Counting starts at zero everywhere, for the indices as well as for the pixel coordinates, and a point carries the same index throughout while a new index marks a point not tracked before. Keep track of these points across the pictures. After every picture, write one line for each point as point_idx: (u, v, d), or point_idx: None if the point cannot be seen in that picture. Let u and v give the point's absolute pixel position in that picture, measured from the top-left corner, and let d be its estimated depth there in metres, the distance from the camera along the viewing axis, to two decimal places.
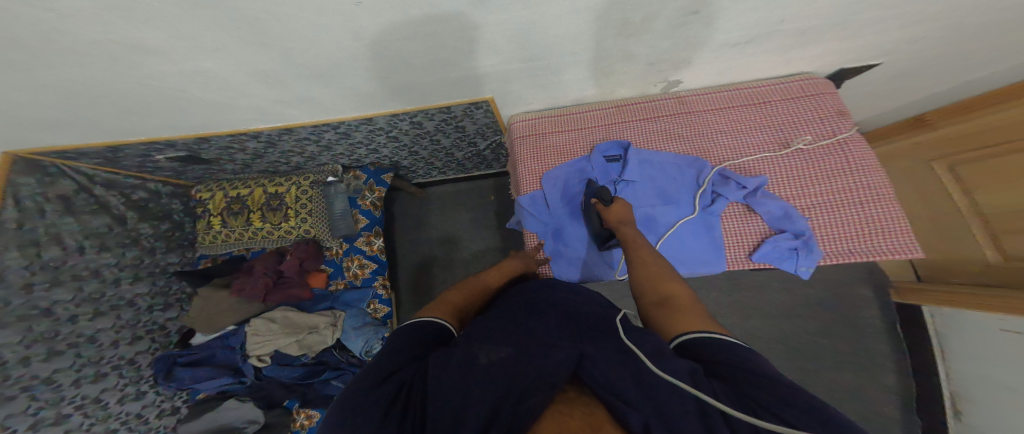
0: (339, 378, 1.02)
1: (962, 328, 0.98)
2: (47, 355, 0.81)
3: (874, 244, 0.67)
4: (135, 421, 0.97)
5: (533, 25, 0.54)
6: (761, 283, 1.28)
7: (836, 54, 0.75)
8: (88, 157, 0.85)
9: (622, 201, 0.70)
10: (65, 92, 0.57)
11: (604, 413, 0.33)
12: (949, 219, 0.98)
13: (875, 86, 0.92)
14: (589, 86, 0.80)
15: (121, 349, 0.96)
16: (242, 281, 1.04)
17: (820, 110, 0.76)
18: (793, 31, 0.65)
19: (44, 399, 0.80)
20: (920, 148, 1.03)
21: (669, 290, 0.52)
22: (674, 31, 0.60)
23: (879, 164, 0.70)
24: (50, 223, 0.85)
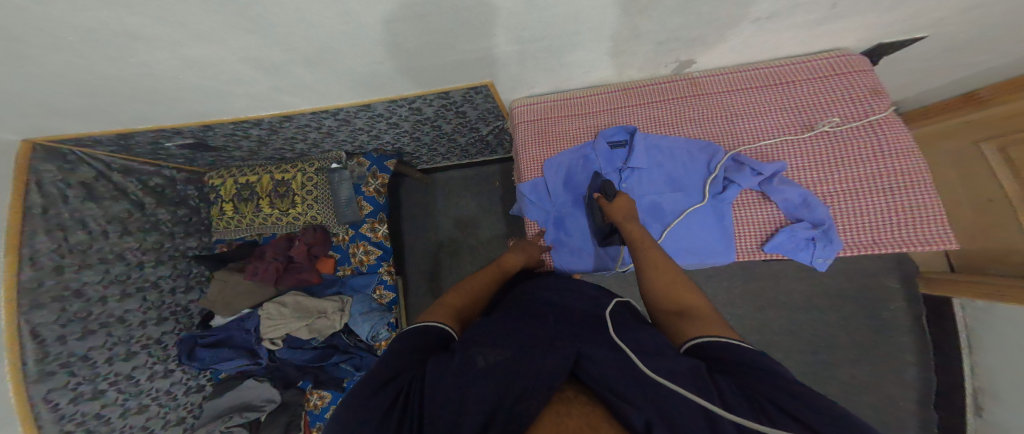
0: (347, 361, 1.11)
1: (1002, 326, 0.90)
2: (82, 333, 0.93)
3: (902, 234, 0.61)
4: (165, 397, 1.07)
5: (537, 2, 0.48)
6: (777, 273, 1.22)
7: (878, 26, 0.63)
8: (104, 145, 0.92)
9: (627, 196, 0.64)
10: (68, 83, 0.60)
11: (605, 414, 0.29)
12: (995, 204, 0.87)
13: (927, 59, 0.78)
14: (592, 68, 0.73)
15: (148, 330, 1.06)
16: (255, 265, 1.12)
17: (852, 88, 0.67)
18: (822, 4, 0.55)
19: (80, 375, 0.92)
20: (970, 126, 0.91)
21: (686, 300, 0.47)
22: (688, 4, 0.52)
23: (915, 147, 0.62)
24: (72, 209, 0.94)
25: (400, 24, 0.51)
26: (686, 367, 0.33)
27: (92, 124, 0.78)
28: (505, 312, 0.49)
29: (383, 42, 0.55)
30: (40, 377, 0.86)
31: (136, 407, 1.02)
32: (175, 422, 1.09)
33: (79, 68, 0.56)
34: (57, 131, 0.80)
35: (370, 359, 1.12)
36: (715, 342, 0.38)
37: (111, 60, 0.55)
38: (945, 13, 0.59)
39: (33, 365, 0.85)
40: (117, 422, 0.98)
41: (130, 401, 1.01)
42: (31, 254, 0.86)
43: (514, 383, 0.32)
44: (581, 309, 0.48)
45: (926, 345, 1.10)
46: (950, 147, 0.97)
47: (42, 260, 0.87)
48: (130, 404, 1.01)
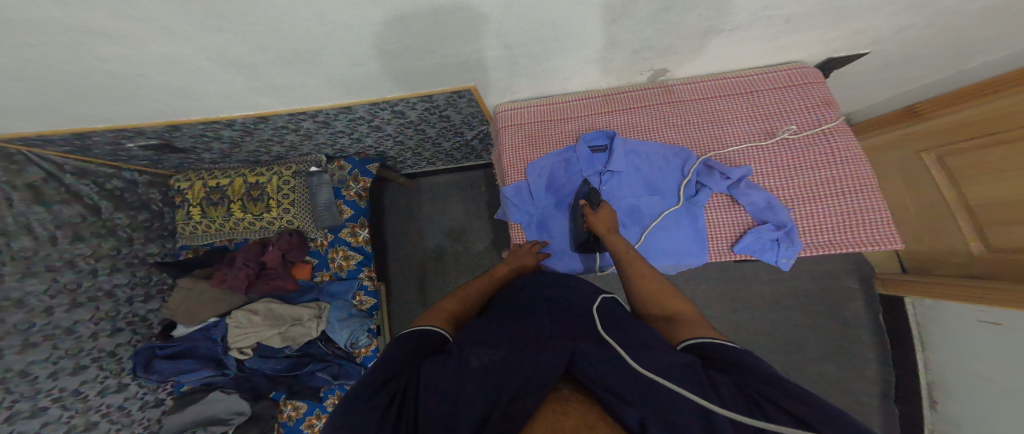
0: (324, 370, 1.06)
1: (947, 321, 0.98)
2: (23, 347, 0.85)
3: (854, 235, 0.66)
4: (117, 413, 0.99)
5: (521, 11, 0.50)
6: (749, 275, 1.29)
7: (827, 42, 0.69)
8: (56, 145, 0.86)
9: (609, 207, 0.68)
10: (21, 81, 0.56)
11: (598, 410, 0.31)
12: (937, 209, 0.96)
13: (872, 75, 0.86)
14: (570, 76, 0.75)
15: (100, 341, 0.99)
16: (223, 272, 1.07)
17: (808, 99, 0.72)
18: (781, 18, 0.59)
19: (18, 391, 0.83)
20: (909, 139, 0.99)
21: (673, 306, 0.50)
22: (658, 17, 0.55)
23: (863, 155, 0.67)
24: (17, 212, 0.87)
25: (381, 27, 0.51)
26: (664, 367, 0.34)
27: (40, 122, 0.73)
28: (490, 316, 0.49)
29: (364, 44, 0.55)
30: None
31: (82, 425, 0.93)
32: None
33: (30, 63, 0.52)
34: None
35: (348, 367, 1.08)
36: (705, 342, 0.40)
37: (69, 58, 0.52)
38: (888, 30, 0.64)
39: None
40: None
41: (76, 419, 0.92)
42: None
43: (512, 380, 0.33)
44: (567, 307, 0.49)
45: (882, 340, 1.19)
46: (892, 156, 1.06)
47: None
48: (75, 422, 0.92)
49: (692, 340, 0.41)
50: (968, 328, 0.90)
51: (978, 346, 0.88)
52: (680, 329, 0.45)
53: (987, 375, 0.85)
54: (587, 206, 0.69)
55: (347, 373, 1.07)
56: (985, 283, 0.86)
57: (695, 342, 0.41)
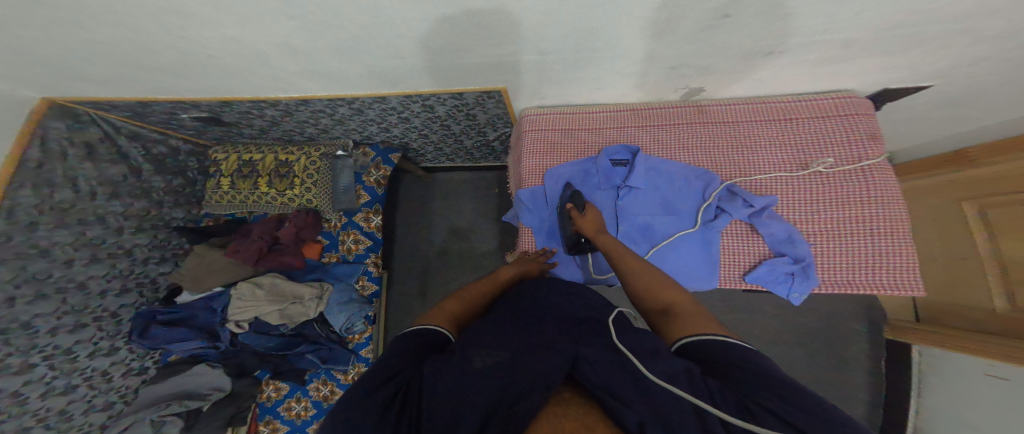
0: (313, 352, 1.07)
1: (950, 371, 0.98)
2: (34, 297, 0.87)
3: (875, 278, 0.67)
4: (99, 378, 0.99)
5: (571, 17, 0.51)
6: (752, 306, 1.28)
7: (885, 71, 0.67)
8: (118, 109, 0.93)
9: (595, 210, 0.70)
10: (105, 49, 0.63)
11: (599, 413, 0.31)
12: (966, 261, 0.94)
13: (923, 111, 0.85)
14: (605, 86, 0.76)
15: (105, 300, 1.01)
16: (238, 243, 1.09)
17: (851, 132, 0.70)
18: (837, 45, 0.58)
19: (13, 345, 0.84)
20: (953, 185, 0.97)
21: (667, 296, 0.49)
22: (701, 33, 0.55)
23: (898, 197, 0.67)
24: (68, 166, 0.93)
25: (427, 25, 0.53)
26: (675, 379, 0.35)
27: (95, 79, 0.76)
28: (493, 317, 0.50)
29: (411, 40, 0.57)
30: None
31: (63, 387, 0.92)
32: (101, 407, 1.01)
33: (98, 23, 0.55)
34: (68, 88, 0.80)
35: (338, 351, 1.09)
36: (697, 340, 0.39)
37: (150, 32, 0.57)
38: (937, 66, 0.64)
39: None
40: (34, 403, 0.87)
41: (58, 380, 0.91)
42: (9, 206, 0.83)
43: (513, 385, 0.34)
44: (575, 315, 0.49)
45: (880, 385, 1.17)
46: (934, 199, 1.04)
47: (19, 213, 0.84)
48: (57, 382, 0.91)
49: (687, 339, 0.40)
50: (969, 381, 0.90)
51: (974, 397, 0.87)
52: (681, 321, 0.44)
53: (973, 425, 0.85)
54: (573, 210, 0.70)
55: (337, 358, 1.08)
56: (978, 335, 0.89)
57: (686, 341, 0.40)
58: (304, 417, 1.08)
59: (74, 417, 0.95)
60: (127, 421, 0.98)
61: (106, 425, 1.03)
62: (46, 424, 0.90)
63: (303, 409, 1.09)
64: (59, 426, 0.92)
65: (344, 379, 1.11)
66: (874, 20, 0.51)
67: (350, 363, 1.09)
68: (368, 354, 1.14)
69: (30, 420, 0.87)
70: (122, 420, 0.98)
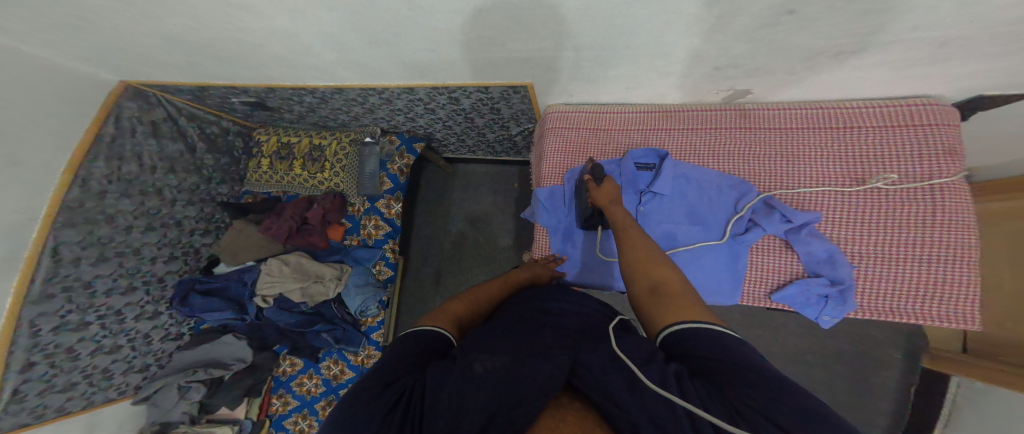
0: (329, 332, 1.12)
1: (982, 407, 0.92)
2: (97, 259, 0.96)
3: (924, 307, 0.63)
4: (140, 340, 1.08)
5: (612, 12, 0.49)
6: (776, 323, 1.22)
7: (976, 77, 0.56)
8: (181, 93, 1.02)
9: (613, 182, 0.67)
10: (175, 38, 0.69)
11: (595, 416, 0.32)
12: None
13: (1005, 126, 0.71)
14: (638, 86, 0.73)
15: (156, 266, 1.09)
16: (271, 221, 1.15)
17: (924, 146, 0.62)
18: (901, 61, 0.54)
19: (75, 303, 0.92)
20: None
21: (659, 274, 0.47)
22: (761, 32, 0.50)
23: (971, 222, 0.60)
24: (136, 142, 1.02)
25: (465, 17, 0.53)
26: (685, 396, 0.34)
27: (158, 62, 0.83)
28: (506, 322, 0.50)
29: (448, 31, 0.57)
30: (39, 298, 0.86)
31: (109, 347, 1.01)
32: (139, 369, 1.09)
33: (167, 10, 0.59)
34: (141, 72, 0.89)
35: (351, 333, 1.14)
36: (687, 328, 0.36)
37: (214, 23, 0.62)
38: (1021, 91, 0.58)
39: (39, 285, 0.85)
40: (84, 359, 0.96)
41: (106, 340, 1.00)
42: (85, 176, 0.92)
43: (513, 389, 0.34)
44: (586, 322, 0.49)
45: (907, 416, 1.10)
46: (1010, 227, 0.88)
47: (92, 182, 0.93)
48: (105, 342, 1.00)
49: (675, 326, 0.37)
50: (1002, 417, 0.84)
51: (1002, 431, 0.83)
52: (670, 304, 0.41)
53: None
54: (590, 181, 0.69)
55: (349, 339, 1.13)
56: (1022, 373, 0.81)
57: (676, 327, 0.37)
58: (314, 393, 1.14)
59: (115, 376, 1.04)
60: (160, 384, 1.08)
61: (141, 385, 1.11)
62: (91, 381, 0.99)
63: (313, 386, 1.14)
64: (101, 384, 1.01)
65: (354, 361, 1.15)
66: (944, 39, 0.47)
67: (361, 345, 1.14)
68: (379, 338, 1.18)
69: (79, 375, 0.96)
70: (157, 382, 1.08)
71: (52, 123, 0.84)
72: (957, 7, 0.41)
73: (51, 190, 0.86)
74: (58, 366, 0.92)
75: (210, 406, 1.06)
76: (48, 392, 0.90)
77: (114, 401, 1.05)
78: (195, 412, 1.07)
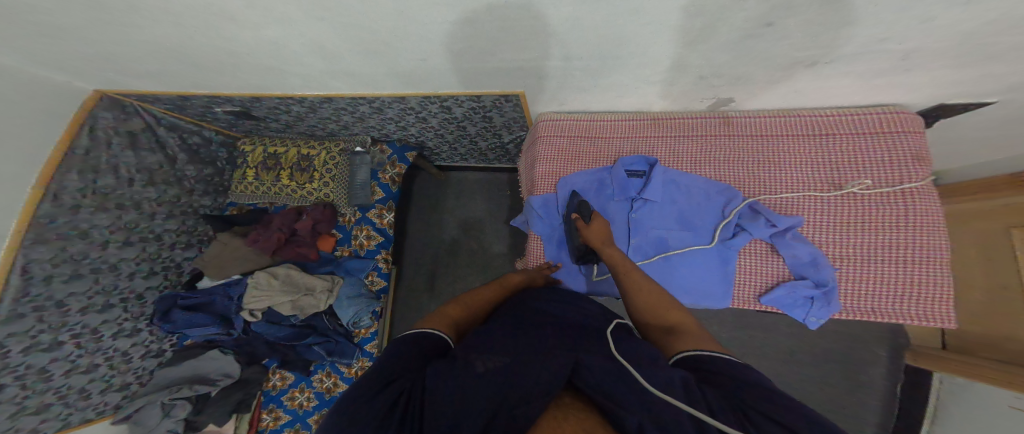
0: (321, 345, 1.09)
1: (965, 401, 0.96)
2: (70, 277, 0.92)
3: (903, 307, 0.65)
4: (119, 358, 1.03)
5: (598, 23, 0.50)
6: (767, 324, 1.24)
7: (938, 86, 0.59)
8: (161, 102, 1.00)
9: (601, 219, 0.69)
10: (156, 48, 0.68)
11: (599, 417, 0.31)
12: (1006, 294, 0.84)
13: (971, 131, 0.75)
14: (626, 94, 0.74)
15: (135, 282, 1.05)
16: (258, 233, 1.13)
17: (895, 152, 0.65)
18: (868, 71, 0.57)
19: (47, 322, 0.88)
20: (1002, 212, 0.84)
21: (673, 317, 0.47)
22: (741, 43, 0.52)
23: (942, 225, 0.63)
24: (111, 154, 0.99)
25: (453, 26, 0.53)
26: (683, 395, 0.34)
27: (139, 72, 0.81)
28: (505, 322, 0.50)
29: (437, 41, 0.58)
30: (7, 319, 0.81)
31: (85, 366, 0.96)
32: (118, 387, 1.04)
33: (149, 20, 0.59)
34: (119, 82, 0.87)
35: (344, 345, 1.11)
36: (698, 354, 0.38)
37: (198, 34, 0.62)
38: (981, 100, 0.61)
39: (6, 305, 0.81)
40: (59, 379, 0.91)
41: (82, 359, 0.96)
42: (57, 190, 0.89)
43: (514, 390, 0.34)
44: (581, 325, 0.49)
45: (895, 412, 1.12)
46: (978, 227, 0.92)
47: (64, 196, 0.90)
48: (81, 361, 0.95)
49: (684, 352, 0.39)
50: (983, 411, 0.87)
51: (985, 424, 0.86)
52: (680, 340, 0.42)
53: None
54: (579, 220, 0.70)
55: (342, 352, 1.10)
56: (998, 366, 0.84)
57: (687, 353, 0.39)
58: (306, 407, 1.11)
59: (93, 396, 0.99)
60: (141, 402, 1.02)
61: (121, 404, 1.06)
62: (66, 402, 0.93)
63: (306, 399, 1.11)
64: (77, 404, 0.96)
65: (347, 373, 1.13)
66: (906, 49, 0.49)
67: (355, 357, 1.12)
68: (373, 349, 1.15)
69: (52, 397, 0.91)
70: (138, 400, 1.03)
71: (25, 135, 0.81)
72: (914, 20, 0.43)
73: (22, 204, 0.83)
74: (29, 388, 0.87)
75: (196, 422, 1.02)
76: (20, 415, 0.85)
77: (92, 422, 1.00)
78: (180, 428, 1.03)
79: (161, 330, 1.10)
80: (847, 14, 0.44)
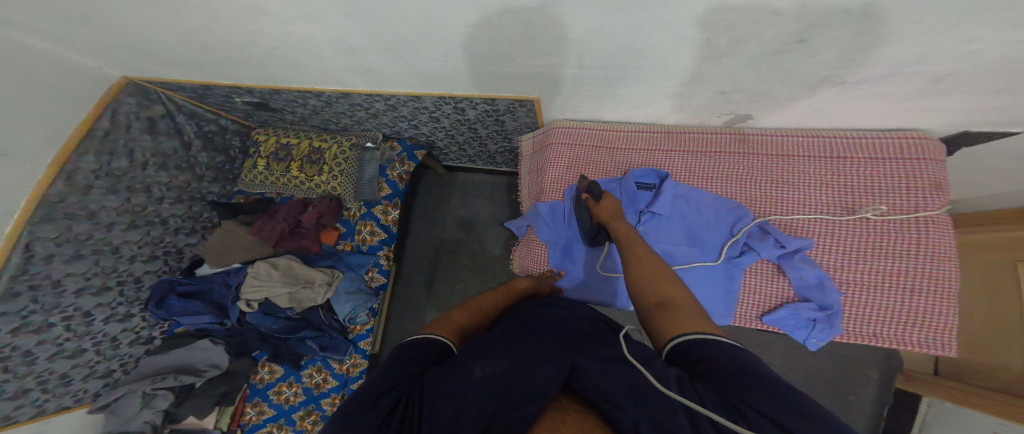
0: (314, 339, 1.08)
1: (951, 425, 0.93)
2: (71, 257, 0.91)
3: (906, 334, 0.65)
4: (106, 345, 1.02)
5: (627, 36, 0.51)
6: (763, 342, 1.24)
7: (962, 113, 0.58)
8: (183, 90, 1.01)
9: (612, 197, 0.68)
10: (182, 36, 0.68)
11: (596, 419, 0.31)
12: (1009, 326, 0.83)
13: (990, 161, 0.74)
14: (644, 106, 0.74)
15: (133, 265, 1.05)
16: (262, 223, 1.12)
17: (912, 180, 0.65)
18: (896, 93, 0.56)
19: (41, 302, 0.87)
20: (1011, 244, 0.84)
21: (668, 292, 0.46)
22: (768, 59, 0.52)
23: (953, 255, 0.62)
24: (130, 138, 1.00)
25: (478, 29, 0.53)
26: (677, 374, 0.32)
27: (161, 59, 0.81)
28: (505, 327, 0.49)
29: (458, 43, 0.58)
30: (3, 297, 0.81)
31: (72, 350, 0.96)
32: (101, 374, 1.03)
33: (176, 7, 0.58)
34: (141, 67, 0.88)
35: (338, 340, 1.10)
36: (691, 339, 0.36)
37: (227, 27, 0.62)
38: (1005, 130, 0.60)
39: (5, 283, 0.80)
40: (43, 363, 0.90)
41: (69, 343, 0.95)
42: (71, 171, 0.89)
43: (516, 389, 0.33)
44: (581, 325, 0.48)
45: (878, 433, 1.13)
46: (984, 258, 0.91)
47: (78, 177, 0.90)
48: (69, 345, 0.95)
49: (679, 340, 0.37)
50: None
51: None
52: (673, 316, 0.42)
53: None
54: (590, 200, 0.69)
55: (335, 347, 1.09)
56: (992, 393, 0.83)
57: (682, 340, 0.37)
58: (293, 403, 1.09)
59: (73, 382, 0.98)
60: (120, 392, 1.01)
61: (101, 392, 1.05)
62: (44, 387, 0.92)
63: (293, 395, 1.10)
64: (56, 390, 0.95)
65: (338, 369, 1.11)
66: (937, 74, 0.49)
67: (348, 352, 1.10)
68: (367, 346, 1.14)
69: (32, 382, 0.90)
70: (118, 388, 1.02)
71: (43, 113, 0.81)
72: (948, 42, 0.43)
73: (35, 182, 0.83)
74: (11, 372, 0.85)
75: (177, 414, 1.02)
76: None
77: (68, 410, 0.99)
78: (157, 421, 1.01)
79: (153, 316, 1.10)
80: (883, 34, 0.43)
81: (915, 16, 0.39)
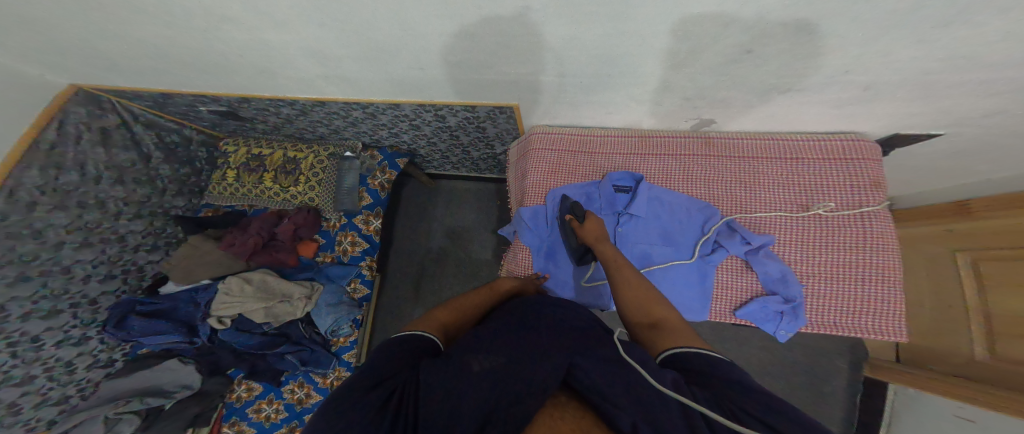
0: (294, 354, 1.03)
1: (917, 407, 0.99)
2: (12, 280, 0.84)
3: (861, 322, 0.69)
4: (60, 369, 0.94)
5: (598, 44, 0.52)
6: (742, 337, 1.29)
7: (895, 118, 0.64)
8: (142, 99, 0.96)
9: (596, 218, 0.71)
10: (139, 43, 0.65)
11: (593, 417, 0.31)
12: (954, 312, 0.91)
13: (926, 161, 0.81)
14: (618, 112, 0.77)
15: (88, 286, 0.97)
16: (233, 236, 1.07)
17: (853, 178, 0.71)
18: (839, 101, 0.61)
19: None
20: (948, 236, 0.92)
21: (657, 312, 0.49)
22: (725, 68, 0.55)
23: (894, 246, 0.68)
24: (79, 150, 0.94)
25: (454, 38, 0.54)
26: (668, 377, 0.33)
27: (116, 66, 0.77)
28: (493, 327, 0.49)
29: (435, 51, 0.58)
30: None
31: (19, 377, 0.87)
32: (55, 402, 0.94)
33: (134, 13, 0.56)
34: (94, 76, 0.83)
35: (320, 354, 1.05)
36: (681, 352, 0.39)
37: (189, 34, 0.60)
38: (933, 132, 0.67)
39: None
40: None
41: (15, 370, 0.86)
42: (12, 186, 0.82)
43: (513, 386, 0.33)
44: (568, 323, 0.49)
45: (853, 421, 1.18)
46: (925, 249, 1.00)
47: (21, 193, 0.83)
48: (15, 372, 0.86)
49: (670, 350, 0.41)
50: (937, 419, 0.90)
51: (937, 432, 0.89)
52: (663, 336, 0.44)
53: None
54: (574, 221, 0.72)
55: (318, 361, 1.04)
56: (947, 376, 0.90)
57: (671, 352, 0.40)
58: (274, 420, 1.03)
59: (22, 411, 0.89)
60: (78, 418, 0.92)
61: (56, 420, 0.96)
62: None
63: (273, 411, 1.04)
64: (3, 421, 0.86)
65: (322, 383, 1.07)
66: (875, 82, 0.54)
67: (331, 366, 1.06)
68: (351, 359, 1.09)
69: None
70: (77, 415, 0.93)
71: None
72: (877, 54, 0.48)
73: None
74: None
75: None
76: None
77: None
78: None
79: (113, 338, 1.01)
80: (824, 46, 0.47)
81: (846, 30, 0.43)
